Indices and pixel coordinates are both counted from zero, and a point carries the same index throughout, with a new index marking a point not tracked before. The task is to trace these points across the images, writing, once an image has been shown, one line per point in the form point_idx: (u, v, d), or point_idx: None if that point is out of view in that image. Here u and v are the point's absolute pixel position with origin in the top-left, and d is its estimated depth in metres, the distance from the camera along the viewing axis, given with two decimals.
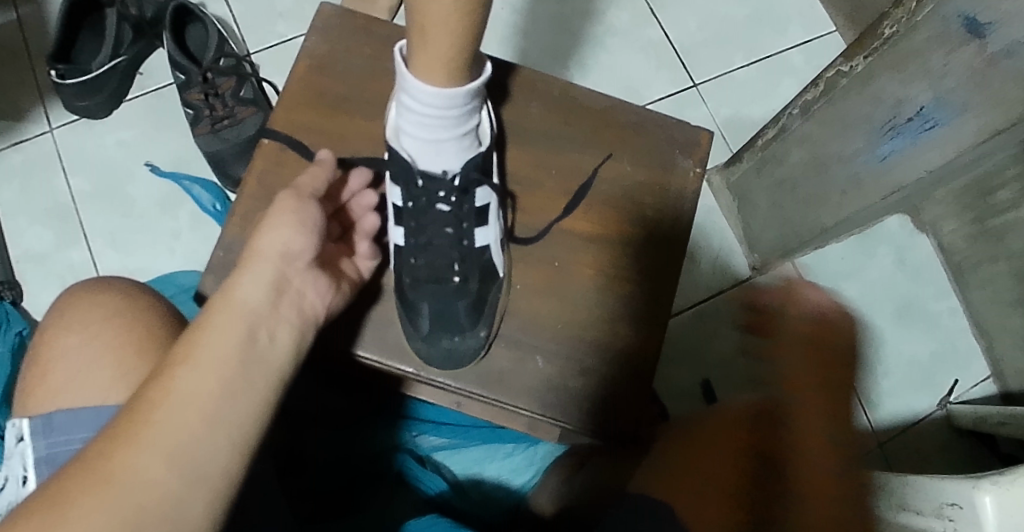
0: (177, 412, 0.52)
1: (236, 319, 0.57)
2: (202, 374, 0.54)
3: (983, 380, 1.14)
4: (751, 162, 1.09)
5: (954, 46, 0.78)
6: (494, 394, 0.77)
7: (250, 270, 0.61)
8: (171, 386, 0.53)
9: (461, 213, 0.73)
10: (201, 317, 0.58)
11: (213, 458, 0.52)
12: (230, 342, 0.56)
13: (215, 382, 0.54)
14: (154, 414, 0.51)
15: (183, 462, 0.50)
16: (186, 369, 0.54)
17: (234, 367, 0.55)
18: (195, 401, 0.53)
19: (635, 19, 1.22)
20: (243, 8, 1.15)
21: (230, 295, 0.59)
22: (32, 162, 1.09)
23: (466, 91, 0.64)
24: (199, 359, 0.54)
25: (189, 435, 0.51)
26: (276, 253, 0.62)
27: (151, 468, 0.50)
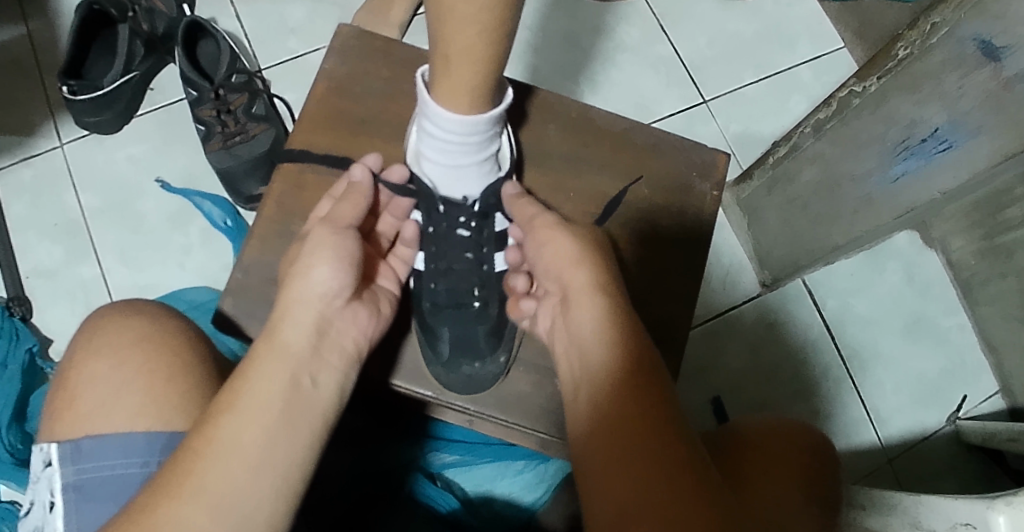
0: (219, 462, 0.55)
1: (278, 367, 0.60)
2: (244, 423, 0.57)
3: (992, 394, 1.14)
4: (762, 179, 1.09)
5: (969, 70, 0.78)
6: (512, 417, 0.77)
7: (292, 312, 0.63)
8: (216, 437, 0.56)
9: (481, 238, 0.75)
10: (244, 365, 0.60)
11: (258, 505, 0.55)
12: (275, 390, 0.59)
13: (257, 429, 0.57)
14: (199, 465, 0.54)
15: (227, 510, 0.53)
16: (230, 417, 0.57)
17: (279, 415, 0.58)
18: (237, 450, 0.55)
19: (645, 35, 1.22)
20: (255, 25, 1.15)
21: (273, 338, 0.62)
22: (42, 178, 1.08)
23: (489, 118, 0.65)
24: (241, 409, 0.57)
25: (230, 483, 0.54)
26: (310, 295, 0.64)
27: (193, 519, 0.52)
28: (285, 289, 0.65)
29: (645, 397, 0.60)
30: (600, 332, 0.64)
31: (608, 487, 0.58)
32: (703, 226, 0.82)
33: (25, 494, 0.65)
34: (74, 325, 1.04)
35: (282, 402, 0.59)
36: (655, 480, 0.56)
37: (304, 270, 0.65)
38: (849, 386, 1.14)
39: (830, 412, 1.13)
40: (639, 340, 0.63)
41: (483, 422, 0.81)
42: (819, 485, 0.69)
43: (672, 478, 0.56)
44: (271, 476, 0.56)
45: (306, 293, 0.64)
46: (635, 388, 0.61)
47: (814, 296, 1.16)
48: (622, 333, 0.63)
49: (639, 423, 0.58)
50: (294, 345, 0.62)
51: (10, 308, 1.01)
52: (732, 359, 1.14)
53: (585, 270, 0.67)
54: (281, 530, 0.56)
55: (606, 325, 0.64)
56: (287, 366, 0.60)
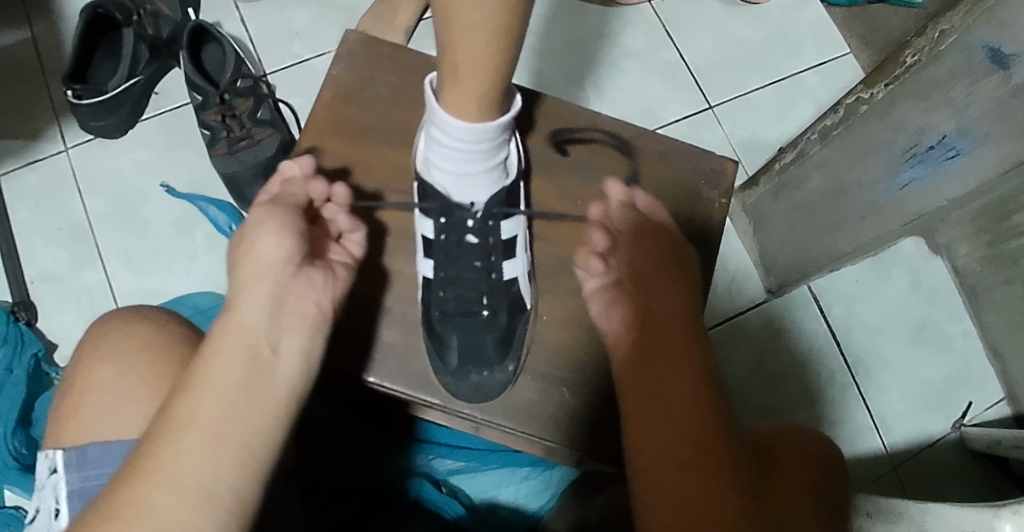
0: (180, 441, 0.55)
1: (236, 341, 0.59)
2: (202, 401, 0.56)
3: (998, 401, 1.14)
4: (768, 186, 1.09)
5: (978, 76, 0.77)
6: (518, 425, 0.77)
7: (247, 278, 0.61)
8: (174, 420, 0.55)
9: (489, 246, 0.75)
10: (205, 342, 0.59)
11: (222, 484, 0.54)
12: (234, 366, 0.58)
13: (216, 406, 0.56)
14: (161, 447, 0.54)
15: (192, 490, 0.53)
16: (188, 397, 0.56)
17: (241, 394, 0.57)
18: (196, 426, 0.55)
19: (650, 41, 1.22)
20: (260, 29, 1.15)
21: (230, 315, 0.60)
22: (47, 182, 1.08)
23: (497, 126, 0.65)
24: (202, 388, 0.57)
25: (193, 459, 0.54)
26: (258, 267, 0.61)
27: (159, 498, 0.53)
28: (237, 257, 0.63)
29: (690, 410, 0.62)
30: (654, 336, 0.67)
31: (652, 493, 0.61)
32: (711, 234, 0.82)
33: (32, 501, 0.65)
34: (79, 330, 1.04)
35: (244, 377, 0.58)
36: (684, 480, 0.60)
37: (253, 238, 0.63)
38: (855, 392, 1.13)
39: (835, 418, 1.13)
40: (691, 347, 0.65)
41: (489, 429, 0.80)
42: (818, 490, 0.67)
43: (715, 488, 0.59)
44: (236, 450, 0.56)
45: (255, 257, 0.62)
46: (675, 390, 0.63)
47: (819, 302, 1.16)
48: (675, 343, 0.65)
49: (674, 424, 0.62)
50: (253, 318, 0.60)
51: (16, 313, 1.01)
52: (737, 366, 1.14)
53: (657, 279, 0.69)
54: (251, 503, 0.56)
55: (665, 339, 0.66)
56: (251, 340, 0.59)
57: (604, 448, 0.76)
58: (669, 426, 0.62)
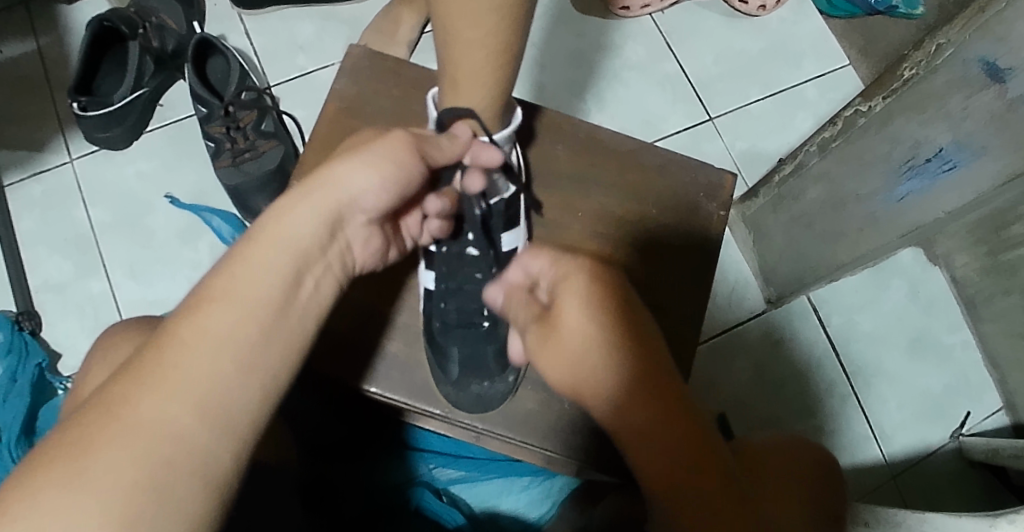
0: (191, 357, 0.50)
1: (271, 258, 0.55)
2: (220, 314, 0.52)
3: (995, 411, 1.14)
4: (768, 198, 1.10)
5: (974, 90, 0.78)
6: (519, 435, 0.78)
7: (302, 209, 0.58)
8: (186, 333, 0.51)
9: (490, 258, 0.74)
10: (230, 257, 0.54)
11: (227, 410, 0.50)
12: (261, 289, 0.53)
13: (236, 322, 0.52)
14: (161, 362, 0.49)
15: (195, 412, 0.49)
16: (202, 314, 0.51)
17: (263, 329, 0.53)
18: (210, 345, 0.51)
19: (651, 54, 1.23)
20: (265, 42, 1.17)
21: (260, 233, 0.56)
22: (52, 193, 1.09)
23: (500, 138, 0.71)
24: (219, 310, 0.52)
25: (203, 372, 0.50)
26: (345, 194, 0.60)
27: (166, 409, 0.48)
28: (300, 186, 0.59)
29: (665, 430, 0.62)
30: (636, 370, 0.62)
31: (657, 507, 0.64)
32: (712, 245, 0.83)
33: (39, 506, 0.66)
34: (82, 339, 1.05)
35: (269, 312, 0.53)
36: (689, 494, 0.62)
37: (357, 178, 0.61)
38: (854, 402, 1.14)
39: (834, 428, 1.13)
40: (651, 387, 0.62)
41: (490, 439, 0.81)
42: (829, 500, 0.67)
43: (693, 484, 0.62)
44: (246, 381, 0.51)
45: (334, 194, 0.59)
46: (641, 420, 0.62)
47: (819, 312, 1.17)
48: (630, 387, 0.62)
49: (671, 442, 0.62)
50: (288, 250, 0.56)
51: (20, 322, 1.01)
52: (736, 374, 1.15)
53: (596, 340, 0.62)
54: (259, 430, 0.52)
55: (608, 386, 0.62)
56: (283, 273, 0.55)
57: (611, 458, 0.77)
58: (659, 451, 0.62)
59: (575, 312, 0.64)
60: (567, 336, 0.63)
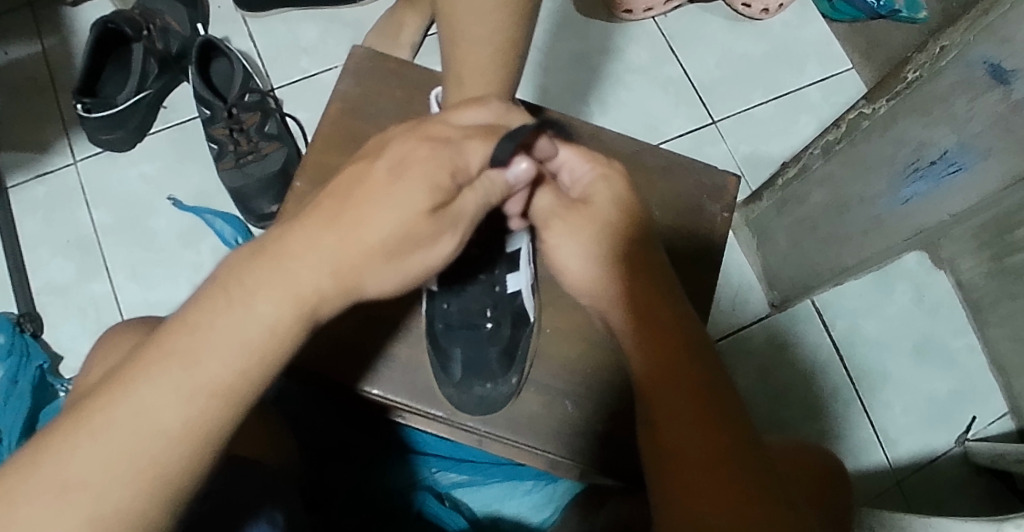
0: (136, 408, 0.45)
1: (253, 299, 0.47)
2: (175, 363, 0.46)
3: (1001, 416, 1.14)
4: (772, 201, 1.09)
5: (978, 93, 0.77)
6: (522, 438, 0.78)
7: (301, 255, 0.49)
8: (137, 381, 0.45)
9: (492, 259, 0.74)
10: (213, 299, 0.47)
11: (168, 472, 0.45)
12: (226, 334, 0.47)
13: (188, 373, 0.46)
14: (111, 420, 0.45)
15: (133, 483, 0.44)
16: (159, 358, 0.46)
17: (223, 399, 0.46)
18: (157, 396, 0.45)
19: (654, 56, 1.23)
20: (268, 45, 1.17)
21: (255, 281, 0.48)
22: (55, 194, 1.09)
23: None
24: (177, 374, 0.46)
25: (144, 430, 0.45)
26: (360, 233, 0.50)
27: (97, 468, 0.44)
28: (313, 216, 0.50)
29: (706, 435, 0.54)
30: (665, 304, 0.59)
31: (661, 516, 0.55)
32: (715, 248, 0.82)
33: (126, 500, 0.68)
34: (83, 341, 1.05)
35: (235, 381, 0.47)
36: (711, 458, 0.54)
37: (370, 233, 0.50)
38: (858, 407, 1.14)
39: (837, 432, 1.13)
40: (700, 382, 0.56)
41: (493, 442, 0.81)
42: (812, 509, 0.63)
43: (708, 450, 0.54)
44: (195, 439, 0.46)
45: (340, 243, 0.50)
46: (675, 406, 0.56)
47: (822, 316, 1.17)
48: (678, 359, 0.57)
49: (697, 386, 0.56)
50: (275, 310, 0.47)
51: (22, 324, 1.01)
52: (740, 379, 1.14)
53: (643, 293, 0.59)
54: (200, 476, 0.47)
55: (643, 321, 0.58)
56: (261, 337, 0.47)
57: (615, 461, 0.76)
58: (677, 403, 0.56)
59: (609, 201, 0.61)
60: (598, 207, 0.61)
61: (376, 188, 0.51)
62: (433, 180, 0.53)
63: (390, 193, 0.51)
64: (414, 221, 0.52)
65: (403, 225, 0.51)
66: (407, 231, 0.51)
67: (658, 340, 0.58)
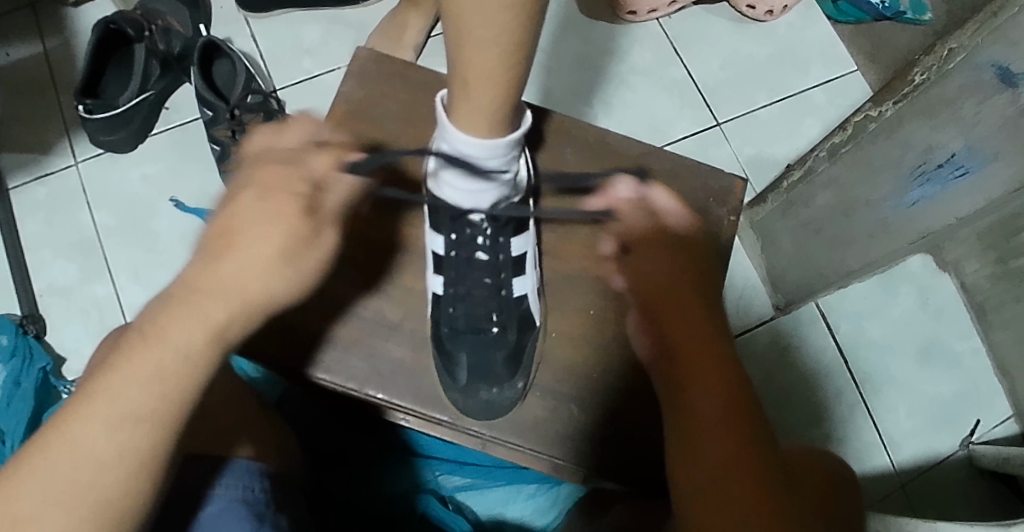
0: (75, 445, 0.48)
1: (166, 336, 0.50)
2: (106, 404, 0.49)
3: (1005, 419, 1.13)
4: (776, 203, 1.08)
5: (987, 95, 0.76)
6: (527, 442, 0.77)
7: (205, 288, 0.51)
8: (71, 419, 0.49)
9: (498, 263, 0.75)
10: (130, 340, 0.50)
11: (111, 500, 0.49)
12: (151, 370, 0.49)
13: (120, 410, 0.49)
14: (49, 461, 0.48)
15: (79, 511, 0.48)
16: (92, 399, 0.49)
17: (149, 428, 0.49)
18: (95, 432, 0.49)
19: (658, 58, 1.22)
20: (270, 46, 1.16)
21: (164, 317, 0.50)
22: (57, 195, 1.09)
23: (507, 142, 0.67)
24: (104, 411, 0.49)
25: (82, 464, 0.48)
26: (234, 249, 0.51)
27: (47, 499, 0.48)
28: (201, 248, 0.52)
29: (729, 437, 0.60)
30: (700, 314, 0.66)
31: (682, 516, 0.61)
32: (721, 252, 0.82)
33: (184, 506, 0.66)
34: (85, 343, 1.04)
35: (160, 409, 0.50)
36: (731, 457, 0.60)
37: (242, 253, 0.51)
38: (862, 410, 1.13)
39: (841, 435, 1.12)
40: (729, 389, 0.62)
41: (496, 446, 0.80)
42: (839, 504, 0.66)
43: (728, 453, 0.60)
44: (133, 465, 0.49)
45: (236, 261, 0.51)
46: (706, 409, 0.62)
47: (826, 319, 1.16)
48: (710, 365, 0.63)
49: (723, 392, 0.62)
50: (187, 341, 0.50)
51: (24, 326, 1.01)
52: None
53: (673, 296, 0.67)
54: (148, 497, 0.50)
55: (681, 330, 0.65)
56: (180, 366, 0.50)
57: (621, 467, 0.76)
58: (704, 406, 0.62)
59: (670, 224, 0.72)
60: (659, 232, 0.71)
61: (244, 208, 0.52)
62: (290, 190, 0.53)
63: (258, 208, 0.52)
64: (280, 231, 0.52)
65: (282, 234, 0.52)
66: (278, 236, 0.51)
67: (682, 348, 0.65)
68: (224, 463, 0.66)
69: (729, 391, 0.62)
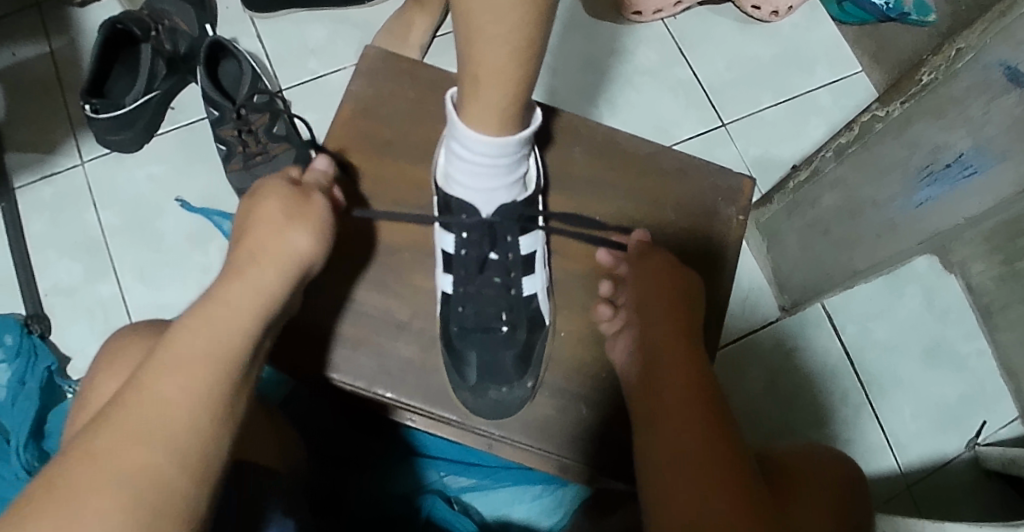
0: (159, 413, 0.53)
1: (231, 321, 0.58)
2: (185, 384, 0.54)
3: (1012, 420, 1.12)
4: (782, 203, 1.08)
5: (996, 94, 0.75)
6: (535, 442, 0.77)
7: (251, 281, 0.61)
8: (159, 390, 0.54)
9: (507, 261, 0.76)
10: (153, 368, 0.55)
11: (208, 455, 0.53)
12: (222, 347, 0.57)
13: (203, 383, 0.55)
14: (138, 426, 0.52)
15: (184, 461, 0.52)
16: (169, 375, 0.54)
17: (229, 393, 0.56)
18: (180, 399, 0.54)
19: (664, 58, 1.22)
20: (276, 45, 1.16)
21: (181, 340, 0.56)
22: (63, 195, 1.09)
23: (518, 140, 0.67)
24: (181, 380, 0.54)
25: (174, 426, 0.53)
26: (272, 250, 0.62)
27: (147, 456, 0.52)
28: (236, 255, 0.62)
29: (699, 438, 0.61)
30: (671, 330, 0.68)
31: (647, 508, 0.61)
32: (729, 252, 0.82)
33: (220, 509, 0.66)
34: (91, 343, 1.04)
35: (232, 378, 0.56)
36: (701, 457, 0.60)
37: (269, 262, 0.62)
38: (868, 411, 1.13)
39: (847, 437, 1.12)
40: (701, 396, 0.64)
41: (504, 446, 0.80)
42: (849, 511, 0.65)
43: (692, 452, 0.60)
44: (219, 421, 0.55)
45: (270, 266, 0.62)
46: (679, 413, 0.63)
47: (833, 320, 1.16)
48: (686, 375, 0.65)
49: (693, 399, 0.64)
50: (246, 324, 0.59)
51: (29, 325, 1.01)
52: (751, 384, 1.14)
53: (656, 312, 0.69)
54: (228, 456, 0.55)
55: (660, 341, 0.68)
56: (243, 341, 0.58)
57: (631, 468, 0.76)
58: (680, 410, 0.63)
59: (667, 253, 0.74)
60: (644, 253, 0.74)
61: (265, 223, 0.64)
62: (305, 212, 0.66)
63: (294, 221, 0.64)
64: (304, 247, 0.64)
65: (302, 240, 0.64)
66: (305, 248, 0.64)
67: (664, 357, 0.67)
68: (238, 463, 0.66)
69: (701, 387, 0.64)
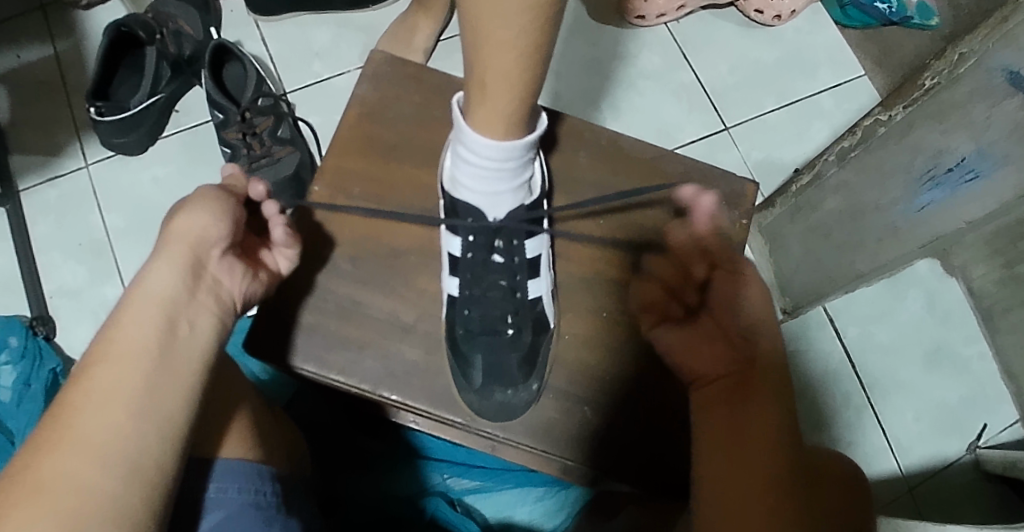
0: (86, 433, 0.53)
1: (134, 333, 0.57)
2: (100, 407, 0.54)
3: (1012, 423, 1.12)
4: (785, 208, 1.09)
5: (998, 99, 0.75)
6: (538, 444, 0.77)
7: (156, 285, 0.59)
8: (76, 416, 0.54)
9: (514, 265, 0.76)
10: (75, 391, 0.55)
11: (140, 465, 0.54)
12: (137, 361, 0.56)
13: (123, 402, 0.55)
14: (65, 450, 0.53)
15: (112, 475, 0.53)
16: (86, 397, 0.55)
17: (151, 401, 0.56)
18: (102, 419, 0.54)
19: (667, 62, 1.23)
20: (281, 49, 1.17)
21: (95, 368, 0.56)
22: (68, 197, 1.09)
23: (523, 144, 0.68)
24: (95, 399, 0.55)
25: (101, 444, 0.53)
26: (192, 240, 0.61)
27: (77, 472, 0.52)
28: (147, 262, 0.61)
29: (753, 465, 0.63)
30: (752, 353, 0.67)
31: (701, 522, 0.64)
32: None
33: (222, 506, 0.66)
34: None
35: (150, 385, 0.56)
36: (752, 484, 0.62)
37: (168, 263, 0.60)
38: (870, 413, 1.14)
39: (848, 440, 1.13)
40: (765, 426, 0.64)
41: (507, 448, 0.81)
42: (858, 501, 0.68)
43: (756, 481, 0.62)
44: (143, 427, 0.55)
45: (168, 262, 0.60)
46: (749, 439, 0.64)
47: (834, 324, 1.17)
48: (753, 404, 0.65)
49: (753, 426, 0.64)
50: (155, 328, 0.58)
51: (34, 327, 1.01)
52: None
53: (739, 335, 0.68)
54: (160, 461, 0.55)
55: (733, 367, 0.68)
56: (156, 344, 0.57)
57: (632, 467, 0.76)
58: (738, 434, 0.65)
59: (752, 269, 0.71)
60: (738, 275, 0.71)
61: (175, 225, 0.61)
62: (218, 206, 0.63)
63: (208, 213, 0.62)
64: (206, 232, 0.62)
65: (202, 232, 0.62)
66: (205, 231, 0.62)
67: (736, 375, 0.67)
68: (242, 463, 0.66)
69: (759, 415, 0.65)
